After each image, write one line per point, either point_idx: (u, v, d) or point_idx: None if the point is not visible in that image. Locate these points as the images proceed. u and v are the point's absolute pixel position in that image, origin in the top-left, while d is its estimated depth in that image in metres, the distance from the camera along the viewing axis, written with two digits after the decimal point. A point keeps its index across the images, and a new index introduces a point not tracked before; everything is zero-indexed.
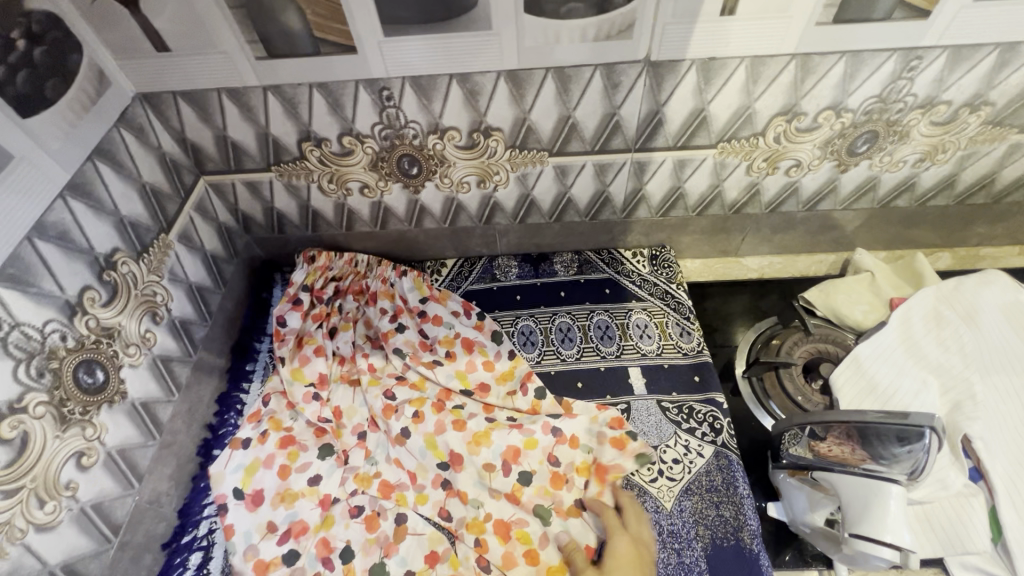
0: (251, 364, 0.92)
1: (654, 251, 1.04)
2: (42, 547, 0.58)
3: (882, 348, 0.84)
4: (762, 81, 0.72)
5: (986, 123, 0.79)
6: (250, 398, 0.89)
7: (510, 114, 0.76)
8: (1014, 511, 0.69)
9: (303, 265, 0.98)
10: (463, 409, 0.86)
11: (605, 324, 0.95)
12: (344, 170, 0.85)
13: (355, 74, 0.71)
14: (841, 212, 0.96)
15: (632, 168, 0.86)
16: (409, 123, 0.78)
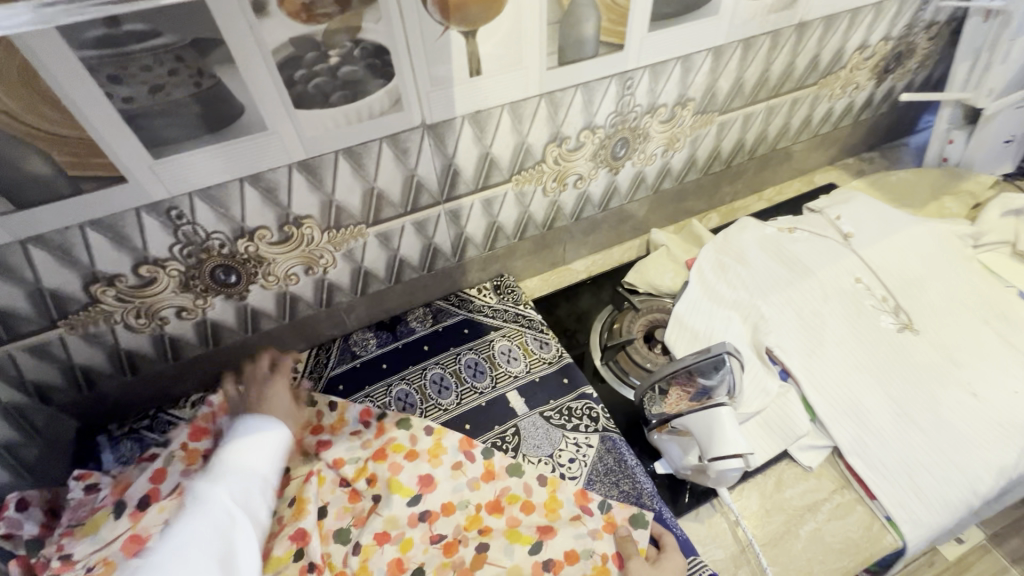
0: None
1: (495, 281, 1.12)
2: None
3: (692, 302, 1.01)
4: (526, 120, 0.85)
5: (696, 113, 1.03)
6: None
7: (314, 200, 0.78)
8: (817, 391, 0.89)
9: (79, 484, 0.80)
10: (371, 440, 0.89)
11: (474, 361, 1.00)
12: (150, 300, 0.79)
13: (131, 202, 0.67)
14: (628, 204, 1.14)
15: (448, 217, 0.93)
16: (211, 235, 0.75)
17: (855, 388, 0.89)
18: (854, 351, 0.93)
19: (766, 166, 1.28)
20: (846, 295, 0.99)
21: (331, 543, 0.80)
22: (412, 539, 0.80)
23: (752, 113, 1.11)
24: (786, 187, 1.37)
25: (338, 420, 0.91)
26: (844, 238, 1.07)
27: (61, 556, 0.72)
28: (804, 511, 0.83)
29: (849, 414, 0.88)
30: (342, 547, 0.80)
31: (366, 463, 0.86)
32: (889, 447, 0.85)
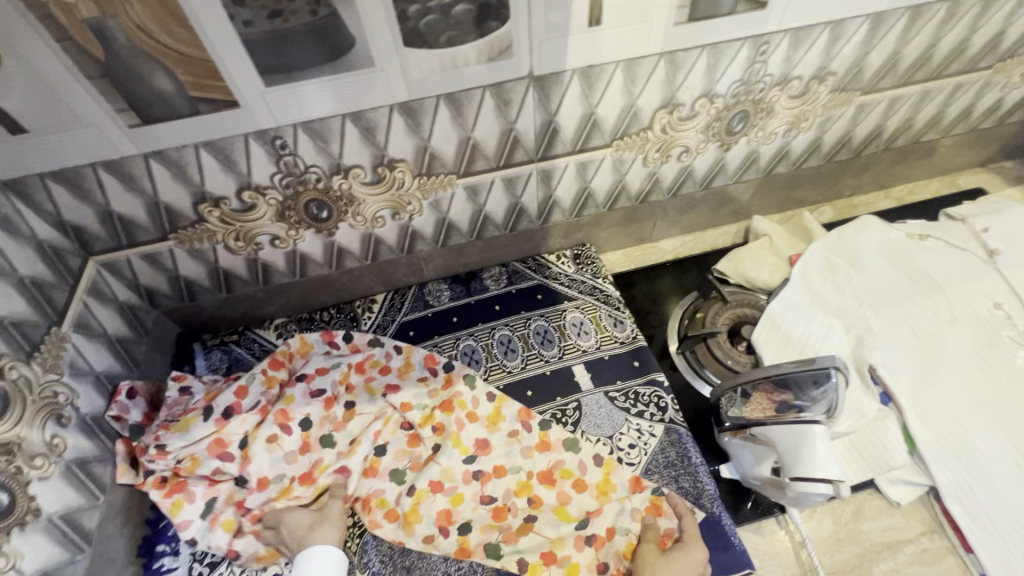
0: (164, 543, 0.78)
1: (576, 250, 1.08)
2: None
3: (789, 301, 0.92)
4: (639, 80, 0.78)
5: (834, 90, 0.90)
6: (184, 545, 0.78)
7: (410, 144, 0.77)
8: (921, 423, 0.79)
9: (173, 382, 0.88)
10: (435, 392, 0.90)
11: (544, 328, 0.98)
12: (249, 225, 0.82)
13: (242, 128, 0.69)
14: (733, 185, 1.04)
15: (539, 177, 0.89)
16: (310, 168, 0.76)
17: (971, 426, 0.78)
18: (976, 386, 0.81)
19: (903, 159, 1.12)
20: (978, 321, 0.86)
21: (386, 481, 0.83)
22: (463, 494, 0.81)
23: (901, 96, 0.96)
24: (921, 186, 1.20)
25: (405, 367, 0.93)
26: (988, 255, 0.93)
27: (156, 445, 0.79)
28: (882, 548, 0.77)
29: (958, 455, 0.77)
30: (396, 486, 0.83)
31: (431, 414, 0.88)
32: (1001, 501, 0.74)
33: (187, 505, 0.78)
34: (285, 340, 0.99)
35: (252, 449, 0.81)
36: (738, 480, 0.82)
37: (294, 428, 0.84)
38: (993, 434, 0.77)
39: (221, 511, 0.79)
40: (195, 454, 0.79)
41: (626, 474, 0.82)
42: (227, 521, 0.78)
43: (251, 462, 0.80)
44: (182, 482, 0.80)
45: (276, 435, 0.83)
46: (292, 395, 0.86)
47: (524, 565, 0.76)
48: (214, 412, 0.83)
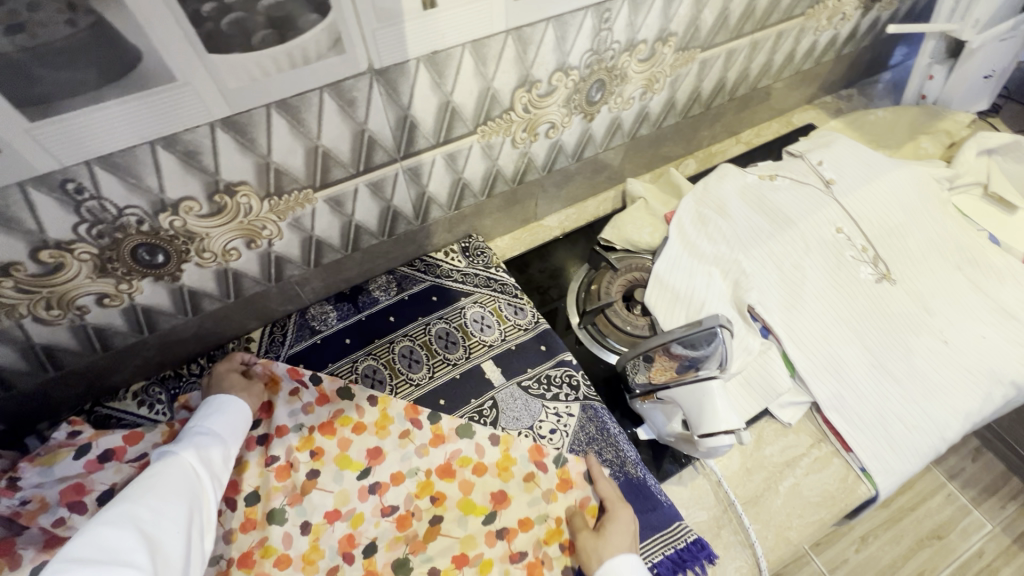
0: None
1: (463, 243, 1.04)
2: None
3: (672, 259, 0.96)
4: (491, 61, 0.74)
5: (677, 50, 0.93)
6: None
7: (248, 163, 0.67)
8: (797, 347, 0.87)
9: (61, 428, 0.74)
10: (316, 413, 0.84)
11: (445, 331, 0.93)
12: (61, 289, 0.67)
13: (11, 178, 0.54)
14: (604, 153, 1.06)
15: (407, 176, 0.83)
16: (125, 210, 0.63)
17: (835, 341, 0.88)
18: (834, 304, 0.91)
19: (746, 106, 1.21)
20: (826, 247, 0.96)
21: (267, 530, 0.76)
22: (362, 513, 0.77)
23: (735, 48, 1.02)
24: (763, 128, 1.31)
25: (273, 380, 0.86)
26: (826, 185, 1.03)
27: (9, 478, 0.69)
28: (783, 467, 0.85)
29: (830, 370, 0.87)
30: (281, 527, 0.76)
31: (310, 436, 0.82)
32: (865, 401, 0.85)
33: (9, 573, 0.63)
34: (151, 407, 0.85)
35: None
36: (655, 439, 0.86)
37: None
38: (853, 344, 0.88)
39: None
40: (49, 497, 0.69)
41: (524, 444, 0.83)
42: None
43: None
44: (10, 544, 0.65)
45: None
46: None
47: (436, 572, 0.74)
48: (89, 453, 0.72)
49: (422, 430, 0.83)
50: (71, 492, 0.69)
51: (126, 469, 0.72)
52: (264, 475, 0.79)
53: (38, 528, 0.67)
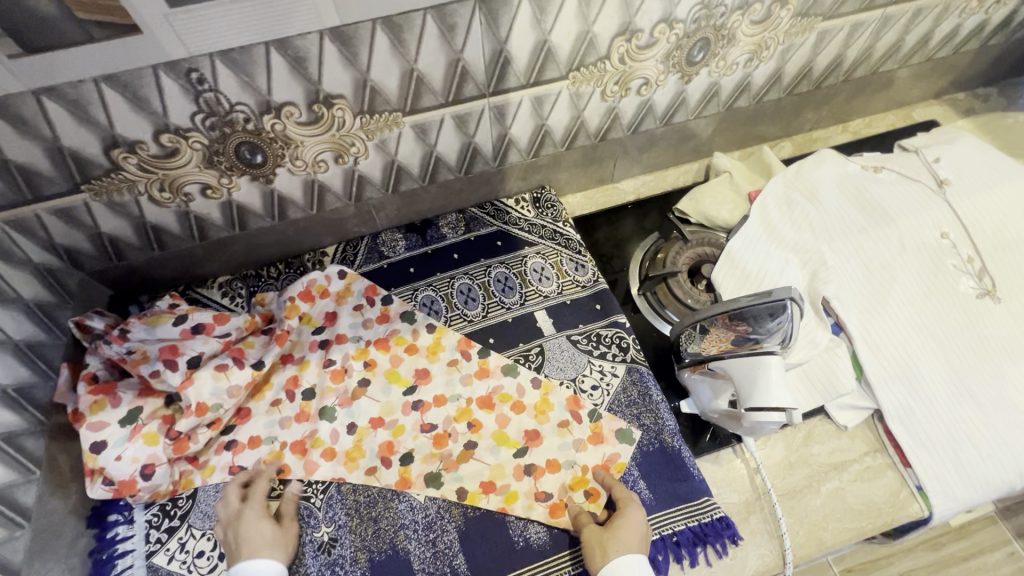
0: (117, 512, 0.73)
1: (535, 194, 1.04)
2: None
3: (748, 239, 0.91)
4: (595, 3, 0.72)
5: (796, 16, 0.86)
6: (135, 525, 0.73)
7: (347, 77, 0.70)
8: (869, 350, 0.82)
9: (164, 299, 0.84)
10: (375, 329, 0.90)
11: (504, 276, 0.95)
12: (173, 173, 0.74)
13: (148, 60, 0.60)
14: (694, 121, 1.01)
15: (492, 114, 0.84)
16: (235, 106, 0.69)
17: (915, 352, 0.82)
18: (922, 313, 0.84)
19: (862, 90, 1.11)
20: (925, 251, 0.88)
21: (319, 425, 0.82)
22: (403, 425, 0.82)
23: (863, 22, 0.93)
24: (876, 119, 1.20)
25: (343, 292, 0.93)
26: (939, 186, 0.94)
27: (121, 329, 0.79)
28: (829, 469, 0.82)
29: (903, 381, 0.81)
30: (329, 424, 0.82)
31: (366, 348, 0.88)
32: (937, 419, 0.78)
33: (110, 410, 0.73)
34: (231, 299, 0.93)
35: (200, 372, 0.77)
36: (697, 415, 0.84)
37: (249, 364, 0.82)
38: (935, 358, 0.81)
39: (146, 423, 0.74)
40: (149, 351, 0.77)
41: (565, 392, 0.84)
42: (151, 434, 0.74)
43: (192, 384, 0.76)
44: (113, 385, 0.75)
45: (226, 365, 0.79)
46: (253, 342, 0.85)
47: (463, 493, 0.77)
48: (186, 323, 0.80)
49: (469, 363, 0.87)
50: (166, 351, 0.77)
51: (212, 343, 0.80)
52: (321, 374, 0.86)
53: (138, 374, 0.75)
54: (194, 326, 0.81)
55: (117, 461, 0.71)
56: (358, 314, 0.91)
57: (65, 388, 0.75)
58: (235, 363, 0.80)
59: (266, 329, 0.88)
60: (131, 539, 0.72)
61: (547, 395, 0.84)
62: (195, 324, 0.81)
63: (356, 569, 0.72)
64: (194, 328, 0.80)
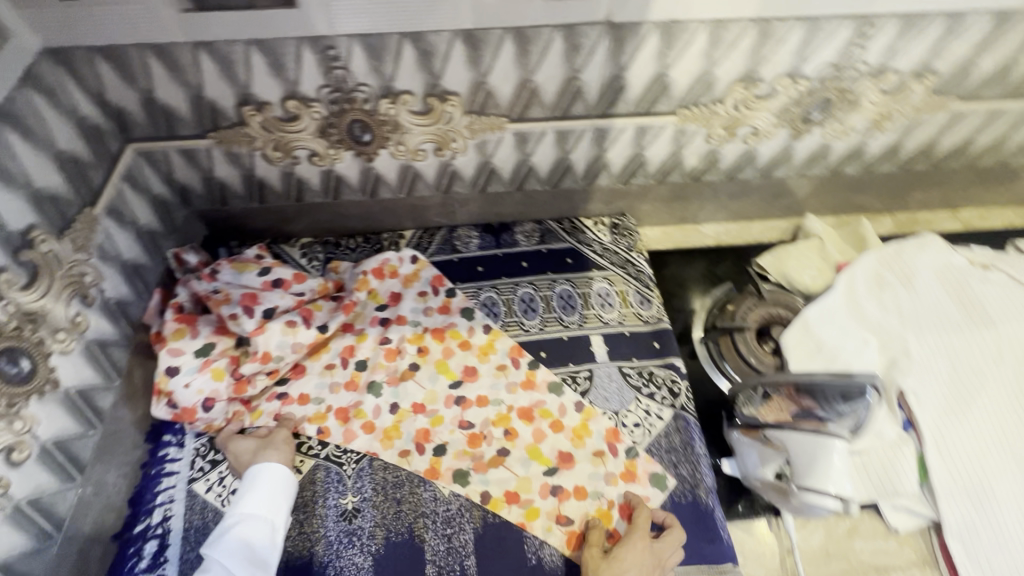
0: (170, 434, 0.78)
1: (614, 220, 1.03)
2: None
3: (827, 310, 0.87)
4: (723, 46, 0.71)
5: (931, 92, 0.82)
6: (184, 450, 0.78)
7: (467, 77, 0.73)
8: (939, 455, 0.76)
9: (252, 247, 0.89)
10: (434, 318, 0.93)
11: (567, 294, 0.95)
12: (289, 136, 0.79)
13: (296, 31, 0.65)
14: (794, 179, 0.98)
15: (593, 136, 0.84)
16: (359, 86, 0.73)
17: (991, 469, 0.75)
18: (1008, 429, 0.77)
19: (984, 180, 1.04)
20: None
21: (365, 398, 0.85)
22: (443, 417, 0.84)
23: (1003, 110, 0.87)
24: (992, 212, 1.12)
25: (411, 276, 0.96)
26: None
27: (212, 269, 0.84)
28: (869, 570, 0.77)
29: (971, 496, 0.74)
30: (374, 399, 0.85)
31: (422, 334, 0.91)
32: (1002, 547, 0.72)
33: (188, 339, 0.79)
34: (309, 261, 0.96)
35: (272, 324, 0.81)
36: (737, 478, 0.81)
37: (315, 326, 0.85)
38: (1014, 481, 0.74)
39: (215, 359, 0.79)
40: (232, 294, 0.82)
41: (606, 422, 0.83)
42: (218, 370, 0.79)
43: (263, 333, 0.80)
44: (195, 318, 0.81)
45: (295, 322, 0.83)
46: (322, 305, 0.88)
47: (487, 498, 0.77)
48: (269, 275, 0.84)
49: (516, 372, 0.88)
50: (247, 299, 0.81)
51: (287, 298, 0.84)
52: (375, 350, 0.89)
53: (219, 313, 0.80)
54: (275, 279, 0.85)
55: (185, 388, 0.76)
56: (421, 301, 0.94)
57: (154, 311, 0.81)
58: (303, 322, 0.84)
59: (336, 295, 0.92)
60: (177, 464, 0.77)
61: (586, 422, 0.84)
62: (276, 277, 0.85)
63: (372, 545, 0.73)
64: (275, 281, 0.85)
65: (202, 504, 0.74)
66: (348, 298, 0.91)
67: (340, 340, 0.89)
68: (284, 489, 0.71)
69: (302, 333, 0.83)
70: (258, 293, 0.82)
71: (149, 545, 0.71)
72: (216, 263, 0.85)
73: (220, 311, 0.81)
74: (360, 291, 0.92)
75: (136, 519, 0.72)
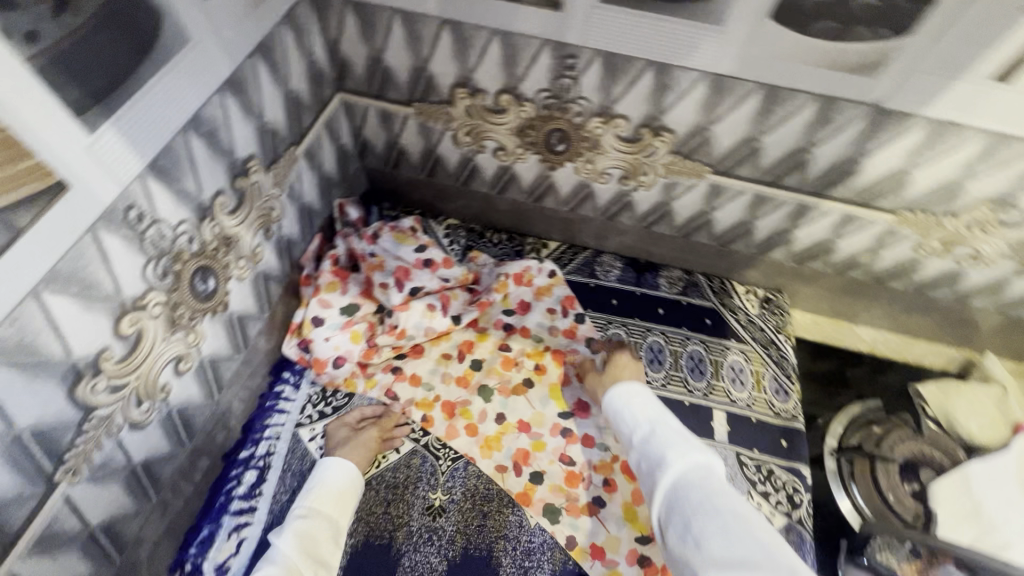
0: (290, 372, 0.81)
1: (767, 294, 0.96)
2: (87, 506, 0.52)
3: (994, 470, 0.77)
4: (991, 162, 0.63)
5: None
6: (299, 393, 0.80)
7: (692, 119, 0.68)
8: None
9: (408, 218, 0.89)
10: (557, 340, 0.89)
11: (698, 357, 0.90)
12: (487, 126, 0.78)
13: (546, 33, 0.64)
14: (991, 313, 0.87)
15: (792, 210, 0.78)
16: (579, 98, 0.70)
17: None
18: None
19: None
20: None
21: (475, 400, 0.84)
22: (546, 444, 0.81)
23: None
24: None
25: (545, 288, 0.92)
26: None
27: (374, 232, 0.87)
28: None
29: None
30: (483, 403, 0.84)
31: (541, 352, 0.89)
32: None
33: (338, 295, 0.82)
34: (449, 241, 0.96)
35: (416, 304, 0.83)
36: None
37: (450, 315, 0.87)
38: None
39: (356, 321, 0.83)
40: (386, 263, 0.85)
41: None
42: (356, 333, 0.82)
43: (406, 310, 0.82)
44: (347, 275, 0.84)
45: (434, 306, 0.85)
46: (458, 295, 0.88)
47: (571, 543, 0.74)
48: (422, 254, 0.85)
49: None
50: (399, 272, 0.83)
51: (432, 281, 0.85)
52: (494, 354, 0.88)
53: (371, 278, 0.84)
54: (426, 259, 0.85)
55: (324, 341, 0.80)
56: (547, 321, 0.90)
57: (310, 256, 0.84)
58: (440, 308, 0.86)
59: (472, 288, 0.91)
60: (290, 404, 0.79)
61: None
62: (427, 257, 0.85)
63: (449, 550, 0.72)
64: (426, 260, 0.85)
65: (304, 451, 0.76)
66: (483, 296, 0.89)
67: (462, 335, 0.88)
68: (353, 490, 0.68)
69: (436, 320, 0.85)
70: (411, 269, 0.84)
71: (249, 474, 0.73)
72: (378, 227, 0.88)
73: (372, 276, 0.84)
74: (495, 293, 0.89)
75: (244, 444, 0.75)
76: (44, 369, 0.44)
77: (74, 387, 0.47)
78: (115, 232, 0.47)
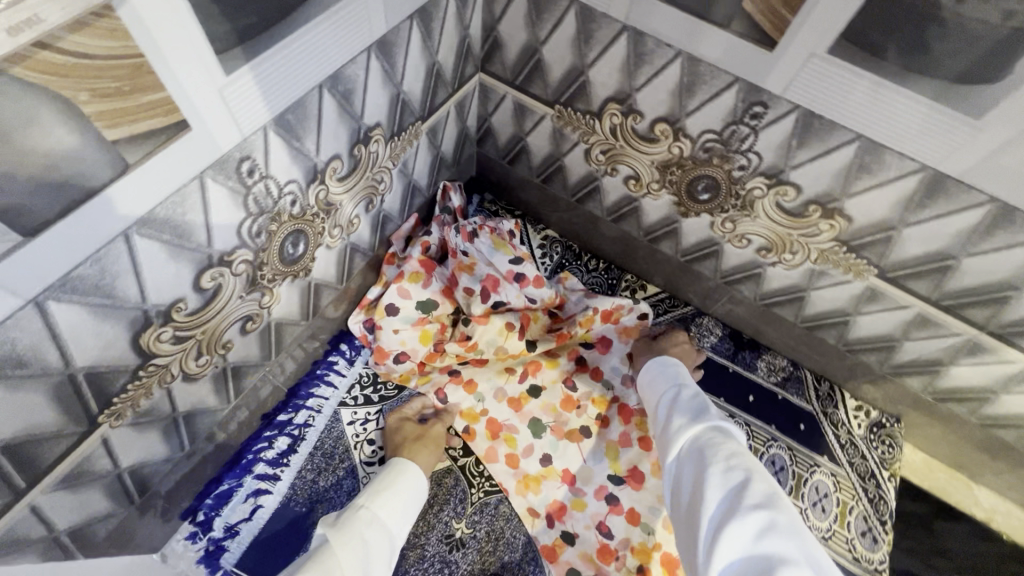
0: (347, 346, 0.77)
1: (881, 419, 0.82)
2: (122, 449, 0.49)
3: None
4: None
5: None
6: (351, 370, 0.76)
7: (881, 211, 0.56)
8: None
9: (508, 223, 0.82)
10: (630, 394, 0.77)
11: (780, 464, 0.76)
12: (627, 151, 0.69)
13: (740, 71, 0.54)
14: None
15: (960, 344, 0.64)
16: (748, 152, 0.60)
17: None
18: None
19: None
20: None
21: (524, 431, 0.76)
22: (586, 504, 0.72)
23: None
24: None
25: (630, 330, 0.80)
26: None
27: (473, 230, 0.79)
28: None
29: None
30: (531, 436, 0.75)
31: (606, 400, 0.77)
32: None
33: (419, 287, 0.76)
34: (542, 256, 0.89)
35: (495, 320, 0.76)
36: None
37: (525, 339, 0.78)
38: None
39: (430, 321, 0.76)
40: (477, 266, 0.77)
41: None
42: (427, 332, 0.76)
43: (484, 324, 0.76)
44: (433, 266, 0.78)
45: (513, 326, 0.77)
46: (540, 318, 0.80)
47: None
48: (516, 267, 0.77)
49: None
50: (489, 284, 0.76)
51: (519, 300, 0.77)
52: (557, 387, 0.78)
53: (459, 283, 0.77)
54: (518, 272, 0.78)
55: (392, 334, 0.74)
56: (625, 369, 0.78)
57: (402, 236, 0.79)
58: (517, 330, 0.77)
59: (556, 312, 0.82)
60: (339, 380, 0.75)
61: None
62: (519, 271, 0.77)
63: None
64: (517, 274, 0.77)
65: (339, 434, 0.71)
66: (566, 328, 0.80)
67: (530, 360, 0.79)
68: (416, 502, 0.61)
69: (511, 341, 0.77)
70: (502, 282, 0.76)
71: (281, 441, 0.69)
72: (477, 225, 0.80)
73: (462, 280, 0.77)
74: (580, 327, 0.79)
75: (284, 408, 0.71)
76: (117, 310, 0.40)
77: (139, 334, 0.43)
78: (223, 183, 0.43)
